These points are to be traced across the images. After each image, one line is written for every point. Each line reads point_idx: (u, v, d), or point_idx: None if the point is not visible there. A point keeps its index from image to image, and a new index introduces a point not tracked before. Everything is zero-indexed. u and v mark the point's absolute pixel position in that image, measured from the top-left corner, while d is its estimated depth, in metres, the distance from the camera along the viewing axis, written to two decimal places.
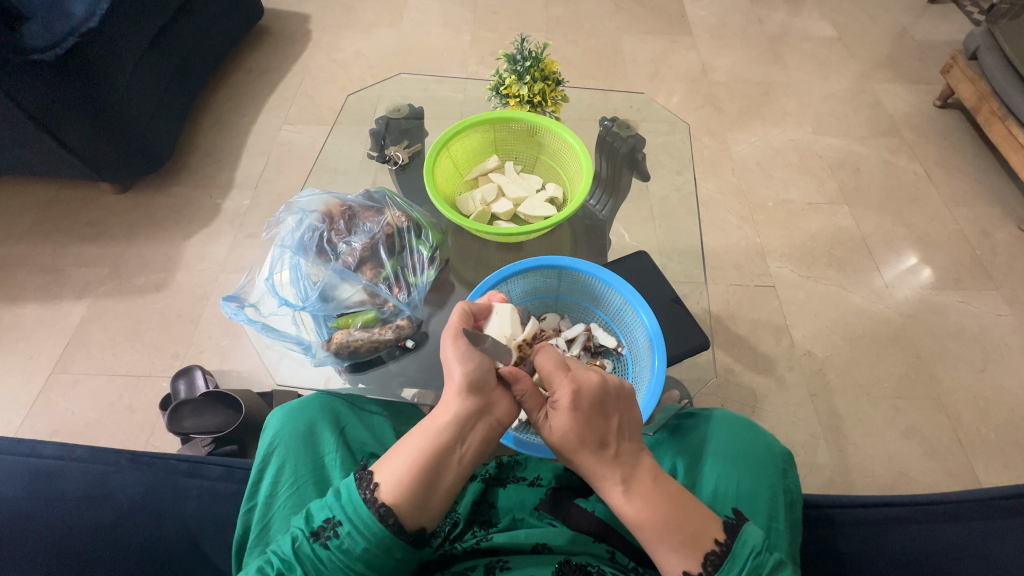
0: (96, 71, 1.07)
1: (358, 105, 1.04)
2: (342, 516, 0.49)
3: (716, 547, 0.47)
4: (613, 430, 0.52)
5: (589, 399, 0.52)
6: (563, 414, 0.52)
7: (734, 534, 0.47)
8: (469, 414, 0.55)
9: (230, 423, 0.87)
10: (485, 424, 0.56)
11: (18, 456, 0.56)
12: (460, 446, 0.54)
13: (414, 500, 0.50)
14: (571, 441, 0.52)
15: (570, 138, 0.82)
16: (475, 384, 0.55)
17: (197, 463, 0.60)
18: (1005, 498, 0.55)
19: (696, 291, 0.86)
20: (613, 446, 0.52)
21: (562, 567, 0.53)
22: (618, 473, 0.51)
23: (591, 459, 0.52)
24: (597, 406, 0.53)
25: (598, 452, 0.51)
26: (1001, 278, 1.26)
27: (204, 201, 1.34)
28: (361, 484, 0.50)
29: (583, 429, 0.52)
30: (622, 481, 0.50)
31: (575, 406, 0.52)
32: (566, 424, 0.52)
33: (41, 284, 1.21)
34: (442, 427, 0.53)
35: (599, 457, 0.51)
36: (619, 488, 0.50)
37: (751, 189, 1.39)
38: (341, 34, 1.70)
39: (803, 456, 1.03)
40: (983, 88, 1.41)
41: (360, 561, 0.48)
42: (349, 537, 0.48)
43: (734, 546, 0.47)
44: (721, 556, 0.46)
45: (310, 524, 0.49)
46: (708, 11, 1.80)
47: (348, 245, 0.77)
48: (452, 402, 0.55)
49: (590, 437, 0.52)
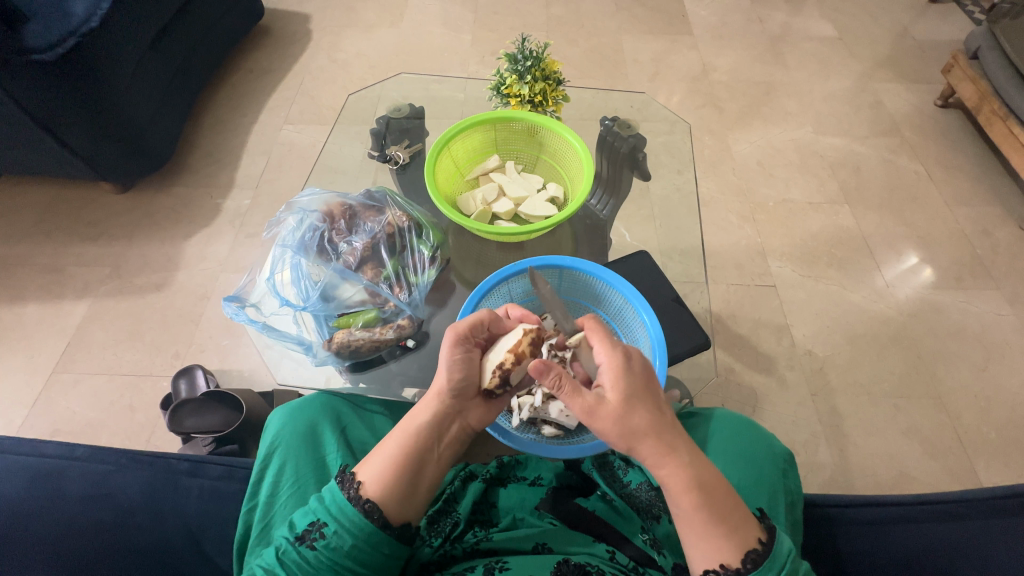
0: (97, 71, 1.07)
1: (358, 105, 1.04)
2: (327, 517, 0.48)
3: (757, 546, 0.45)
4: (663, 400, 0.52)
5: (640, 363, 0.53)
6: (617, 377, 0.51)
7: (772, 533, 0.47)
8: (447, 412, 0.56)
9: (231, 422, 0.87)
10: (459, 424, 0.57)
11: (21, 455, 0.56)
12: (439, 443, 0.55)
13: (398, 496, 0.50)
14: (632, 402, 0.50)
15: (571, 137, 0.82)
16: (458, 387, 0.56)
17: (199, 462, 0.60)
18: (1006, 498, 0.55)
19: (697, 291, 0.86)
20: (668, 413, 0.51)
21: (561, 567, 0.52)
22: (680, 440, 0.49)
23: (653, 427, 0.49)
24: (647, 375, 0.53)
25: (659, 417, 0.50)
26: (1001, 278, 1.26)
27: (205, 201, 1.34)
28: (343, 485, 0.50)
29: (640, 393, 0.51)
30: (688, 450, 0.49)
31: (628, 368, 0.52)
32: (624, 387, 0.50)
33: (42, 284, 1.21)
34: (420, 426, 0.54)
35: (661, 420, 0.50)
36: (684, 458, 0.48)
37: (752, 188, 1.39)
38: (342, 34, 1.70)
39: (803, 455, 1.03)
40: (984, 87, 1.41)
41: (349, 558, 0.47)
42: (336, 536, 0.47)
43: (773, 545, 0.46)
44: (761, 554, 0.45)
45: (294, 530, 0.49)
46: (709, 11, 1.80)
47: (350, 245, 0.77)
48: (431, 403, 0.56)
49: (647, 402, 0.51)
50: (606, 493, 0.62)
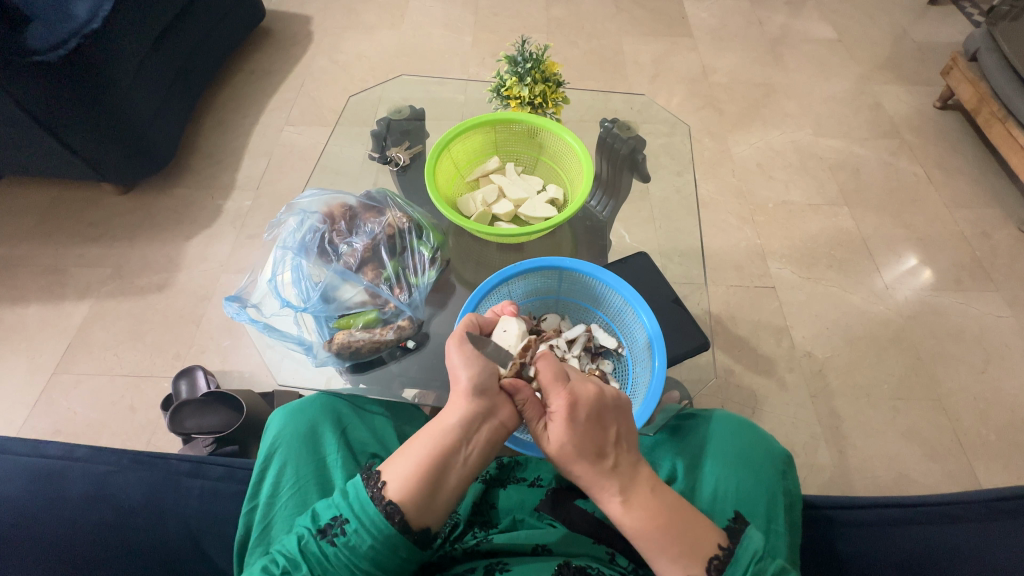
0: (100, 73, 1.08)
1: (359, 106, 1.05)
2: (349, 514, 0.49)
3: (718, 551, 0.46)
4: (611, 441, 0.52)
5: (587, 410, 0.52)
6: (558, 427, 0.52)
7: (736, 538, 0.47)
8: (476, 413, 0.54)
9: (231, 423, 0.87)
10: (490, 425, 0.55)
11: (22, 456, 0.56)
12: (467, 446, 0.53)
13: (420, 500, 0.50)
14: (568, 452, 0.51)
15: (571, 139, 0.82)
16: (483, 385, 0.55)
17: (199, 463, 0.60)
18: (1004, 500, 0.56)
19: (696, 292, 0.86)
20: (612, 456, 0.51)
21: (561, 568, 0.52)
22: (615, 483, 0.50)
23: (586, 471, 0.51)
24: (595, 418, 0.52)
25: (597, 464, 0.50)
26: (1001, 279, 1.26)
27: (206, 201, 1.35)
28: (369, 482, 0.51)
29: (579, 442, 0.51)
30: (621, 490, 0.49)
31: (570, 419, 0.51)
32: (564, 436, 0.51)
33: (44, 284, 1.22)
34: (448, 426, 0.53)
35: (598, 468, 0.50)
36: (617, 496, 0.49)
37: (752, 190, 1.39)
38: (343, 35, 1.71)
39: (803, 456, 1.03)
40: (983, 89, 1.41)
41: (366, 560, 0.48)
42: (356, 535, 0.48)
43: (736, 550, 0.46)
44: (723, 561, 0.46)
45: (316, 522, 0.49)
46: (709, 12, 1.81)
47: (350, 246, 0.77)
48: (459, 403, 0.55)
49: (586, 448, 0.51)
50: None
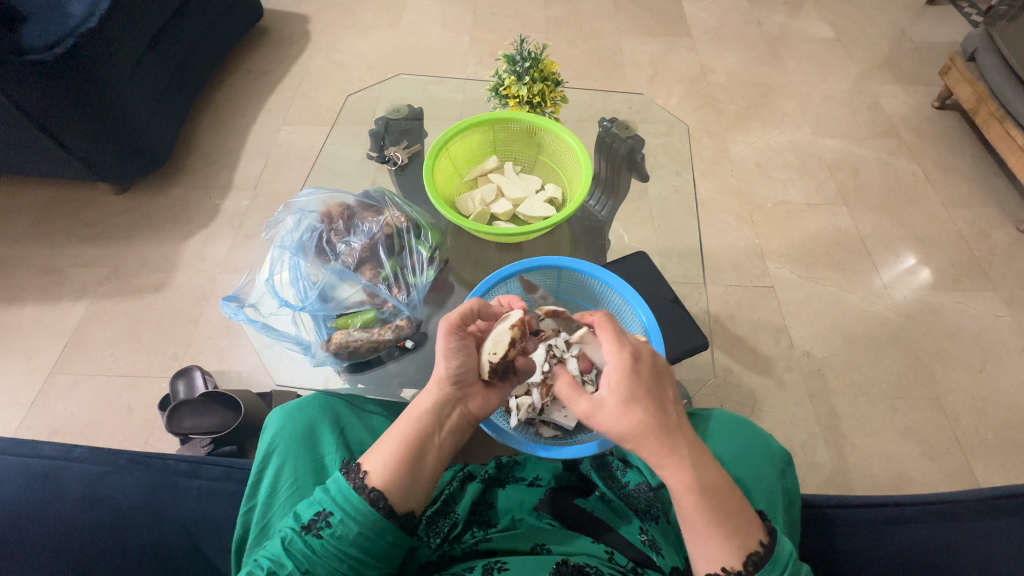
0: (97, 72, 1.07)
1: (357, 106, 1.04)
2: (332, 507, 0.48)
3: (759, 548, 0.46)
4: (671, 401, 0.51)
5: (649, 363, 0.52)
6: (621, 378, 0.50)
7: (774, 535, 0.47)
8: (447, 399, 0.56)
9: (228, 423, 0.87)
10: (460, 411, 0.57)
11: (19, 457, 0.56)
12: (440, 430, 0.55)
13: (401, 484, 0.50)
14: (634, 403, 0.49)
15: (570, 138, 0.82)
16: (457, 375, 0.56)
17: (197, 463, 0.60)
18: (1003, 499, 0.55)
19: (696, 292, 0.86)
20: (673, 413, 0.50)
21: (560, 568, 0.52)
22: (680, 439, 0.48)
23: (652, 428, 0.48)
24: (655, 373, 0.52)
25: (660, 417, 0.49)
26: (999, 279, 1.27)
27: (203, 201, 1.34)
28: (349, 476, 0.50)
29: (644, 393, 0.50)
30: (689, 450, 0.48)
31: (633, 369, 0.51)
32: (627, 387, 0.50)
33: (40, 284, 1.21)
34: (421, 412, 0.54)
35: (665, 420, 0.49)
36: (683, 456, 0.48)
37: (750, 190, 1.39)
38: (341, 34, 1.70)
39: (801, 455, 1.03)
40: (981, 89, 1.41)
41: (355, 547, 0.48)
42: (342, 525, 0.48)
43: (775, 548, 0.46)
44: (762, 557, 0.45)
45: (299, 520, 0.49)
46: (707, 12, 1.81)
47: (348, 245, 0.77)
48: (432, 390, 0.56)
49: (654, 404, 0.50)
50: (605, 493, 0.61)
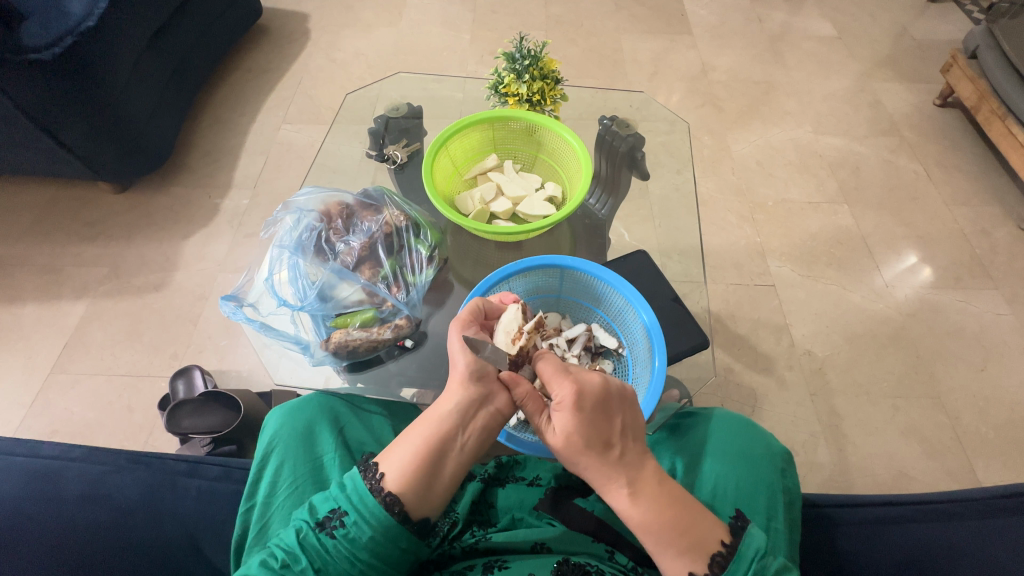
0: (95, 72, 1.07)
1: (356, 105, 1.04)
2: (347, 506, 0.48)
3: (722, 547, 0.46)
4: (617, 431, 0.51)
5: (592, 398, 0.51)
6: (565, 417, 0.51)
7: (738, 535, 0.47)
8: (472, 400, 0.54)
9: (228, 423, 0.87)
10: (487, 412, 0.55)
11: (17, 456, 0.55)
12: (462, 433, 0.53)
13: (418, 488, 0.50)
14: (576, 443, 0.50)
15: (570, 136, 0.81)
16: (480, 372, 0.55)
17: (197, 463, 0.60)
18: (1004, 497, 0.55)
19: (696, 291, 0.85)
20: (618, 446, 0.51)
21: (561, 566, 0.52)
22: (623, 474, 0.49)
23: (594, 464, 0.50)
24: (602, 405, 0.52)
25: (603, 454, 0.50)
26: (1001, 277, 1.26)
27: (203, 200, 1.34)
28: (366, 474, 0.50)
29: (586, 430, 0.50)
30: (627, 483, 0.49)
31: (577, 407, 0.51)
32: (571, 425, 0.51)
33: (41, 283, 1.21)
34: (444, 414, 0.53)
35: (606, 459, 0.50)
36: (623, 488, 0.49)
37: (751, 189, 1.38)
38: (341, 33, 1.70)
39: (802, 455, 1.03)
40: (983, 86, 1.40)
41: (366, 551, 0.47)
42: (355, 527, 0.47)
43: (739, 546, 0.46)
44: (727, 557, 0.45)
45: (314, 515, 0.49)
46: (708, 10, 1.80)
47: (347, 245, 0.76)
48: (455, 390, 0.54)
49: (594, 438, 0.51)
50: None
